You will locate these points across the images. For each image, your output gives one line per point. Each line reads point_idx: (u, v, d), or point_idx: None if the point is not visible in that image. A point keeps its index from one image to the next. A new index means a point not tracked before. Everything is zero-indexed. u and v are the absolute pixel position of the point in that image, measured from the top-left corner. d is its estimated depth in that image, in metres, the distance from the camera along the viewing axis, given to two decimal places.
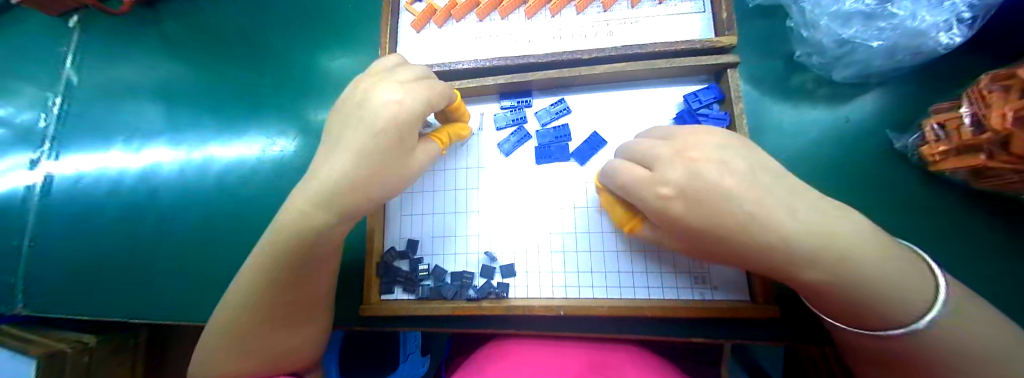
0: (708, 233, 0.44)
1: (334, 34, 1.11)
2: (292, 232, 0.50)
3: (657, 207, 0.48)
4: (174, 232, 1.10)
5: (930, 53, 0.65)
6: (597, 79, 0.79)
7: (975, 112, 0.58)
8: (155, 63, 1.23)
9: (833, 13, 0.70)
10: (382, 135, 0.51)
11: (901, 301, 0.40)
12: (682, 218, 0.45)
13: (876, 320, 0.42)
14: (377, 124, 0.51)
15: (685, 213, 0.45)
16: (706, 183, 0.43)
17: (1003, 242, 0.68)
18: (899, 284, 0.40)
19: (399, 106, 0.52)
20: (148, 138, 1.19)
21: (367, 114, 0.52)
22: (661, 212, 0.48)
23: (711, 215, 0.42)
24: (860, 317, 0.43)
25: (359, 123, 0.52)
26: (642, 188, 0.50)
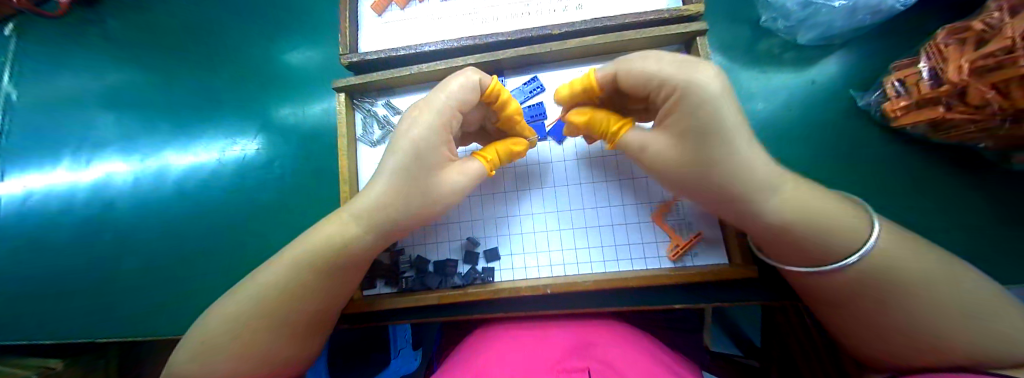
0: (706, 133, 0.42)
1: (296, 29, 1.14)
2: (321, 250, 0.53)
3: (682, 92, 0.43)
4: (140, 240, 1.16)
5: (888, 11, 0.68)
6: (570, 55, 0.70)
7: (933, 66, 0.63)
8: (102, 71, 1.26)
9: None
10: (441, 147, 0.54)
11: (845, 240, 0.43)
12: (708, 102, 0.41)
13: (815, 257, 0.45)
14: (443, 133, 0.53)
15: (718, 96, 0.41)
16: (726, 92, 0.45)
17: (949, 187, 0.75)
18: (834, 219, 0.43)
19: (458, 114, 0.54)
20: (98, 151, 1.23)
21: (427, 119, 0.52)
22: (696, 93, 0.42)
23: (728, 112, 0.42)
24: (798, 255, 0.46)
25: (418, 129, 0.52)
26: (682, 67, 0.43)
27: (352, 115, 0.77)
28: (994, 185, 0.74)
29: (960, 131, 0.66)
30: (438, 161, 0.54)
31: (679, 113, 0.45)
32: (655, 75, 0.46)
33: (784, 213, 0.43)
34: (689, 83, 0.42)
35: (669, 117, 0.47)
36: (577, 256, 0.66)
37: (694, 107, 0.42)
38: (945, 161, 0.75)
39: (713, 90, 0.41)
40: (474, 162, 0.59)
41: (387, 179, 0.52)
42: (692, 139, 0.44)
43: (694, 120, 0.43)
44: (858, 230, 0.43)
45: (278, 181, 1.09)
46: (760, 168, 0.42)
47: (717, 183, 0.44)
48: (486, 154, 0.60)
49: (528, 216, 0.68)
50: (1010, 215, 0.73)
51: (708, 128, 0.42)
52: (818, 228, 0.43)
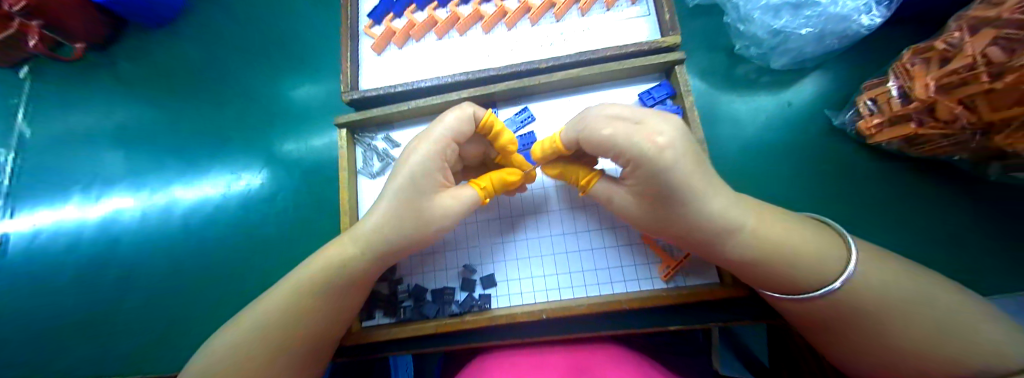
0: (665, 197, 0.46)
1: (300, 67, 1.20)
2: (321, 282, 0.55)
3: (638, 164, 0.46)
4: (145, 274, 1.18)
5: (854, 36, 0.73)
6: (557, 87, 0.75)
7: (901, 85, 0.67)
8: (115, 109, 1.32)
9: (763, 7, 0.73)
10: (437, 173, 0.57)
11: (819, 266, 0.47)
12: (662, 173, 0.44)
13: (794, 285, 0.48)
14: (438, 161, 0.57)
15: (671, 166, 0.43)
16: (687, 144, 0.45)
17: (933, 200, 0.76)
18: (805, 250, 0.47)
19: (453, 144, 0.59)
20: (107, 187, 1.27)
21: (425, 147, 0.56)
22: (649, 165, 0.44)
23: (684, 176, 0.44)
24: (780, 285, 0.49)
25: (417, 156, 0.56)
26: (633, 138, 0.45)
27: (353, 149, 0.81)
28: (979, 197, 0.75)
29: (932, 146, 0.70)
30: (434, 187, 0.57)
31: (639, 179, 0.48)
32: (611, 146, 0.48)
33: (746, 254, 0.48)
34: (642, 156, 0.44)
35: (631, 178, 0.50)
36: (572, 280, 0.67)
37: (650, 177, 0.45)
38: (926, 174, 0.78)
39: (666, 161, 0.43)
40: (467, 189, 0.60)
41: (389, 199, 0.56)
42: (654, 200, 0.48)
43: (653, 186, 0.46)
44: (830, 259, 0.47)
45: (280, 214, 1.12)
46: (723, 213, 0.47)
47: (683, 230, 0.49)
48: (481, 182, 0.62)
49: (523, 241, 0.70)
50: (1000, 226, 0.74)
51: (665, 194, 0.45)
52: (789, 257, 0.47)
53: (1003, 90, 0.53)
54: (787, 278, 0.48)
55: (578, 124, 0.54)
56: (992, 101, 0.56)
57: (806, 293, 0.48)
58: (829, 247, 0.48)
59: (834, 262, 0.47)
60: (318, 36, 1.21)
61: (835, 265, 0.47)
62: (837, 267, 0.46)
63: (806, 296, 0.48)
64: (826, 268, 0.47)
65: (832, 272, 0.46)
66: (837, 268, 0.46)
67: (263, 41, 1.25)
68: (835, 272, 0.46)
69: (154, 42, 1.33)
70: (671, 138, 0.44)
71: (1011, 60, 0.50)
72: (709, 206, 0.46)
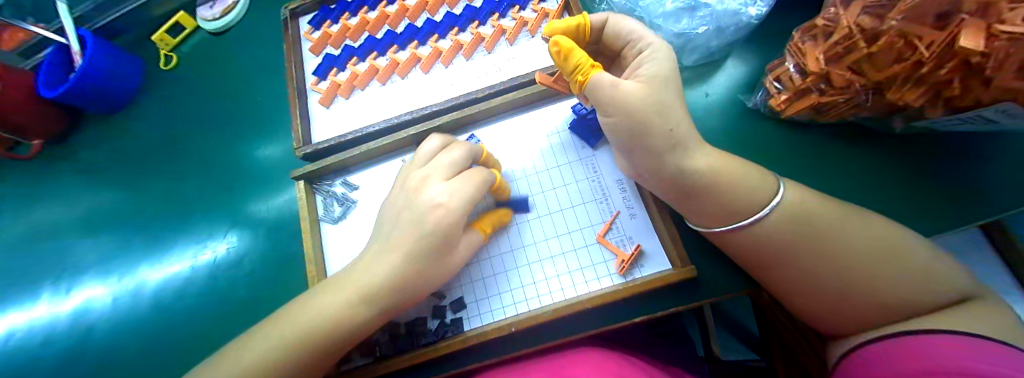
0: (672, 81, 0.57)
1: (258, 129, 1.23)
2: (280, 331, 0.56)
3: (660, 49, 0.60)
4: (119, 362, 1.14)
5: (746, 26, 0.80)
6: (496, 111, 0.80)
7: (797, 63, 0.74)
8: (77, 198, 1.32)
9: (662, 14, 0.81)
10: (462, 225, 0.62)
11: (751, 201, 0.57)
12: (672, 61, 0.59)
13: (738, 215, 0.59)
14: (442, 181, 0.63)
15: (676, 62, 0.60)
16: None
17: (860, 158, 0.82)
18: (745, 184, 0.58)
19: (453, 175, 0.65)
20: (75, 279, 1.25)
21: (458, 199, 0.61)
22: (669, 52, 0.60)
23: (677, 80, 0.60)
24: (727, 215, 0.60)
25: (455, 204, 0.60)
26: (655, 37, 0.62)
27: (312, 199, 0.83)
28: (897, 147, 0.81)
29: (838, 110, 0.75)
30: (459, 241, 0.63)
31: (653, 61, 0.58)
32: (641, 33, 0.62)
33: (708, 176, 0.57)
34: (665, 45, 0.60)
35: (640, 69, 0.59)
36: (538, 289, 0.69)
37: (665, 60, 0.59)
38: (846, 137, 0.84)
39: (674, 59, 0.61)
40: (474, 234, 0.66)
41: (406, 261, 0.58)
42: (659, 80, 0.56)
43: (664, 67, 0.57)
44: (765, 192, 0.58)
45: (254, 276, 1.11)
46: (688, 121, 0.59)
47: (670, 123, 0.55)
48: (483, 224, 0.68)
49: (488, 259, 0.73)
50: (925, 169, 0.79)
51: (673, 80, 0.58)
52: (731, 185, 0.57)
53: (881, 52, 0.59)
54: (733, 207, 0.58)
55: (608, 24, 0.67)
56: (875, 63, 0.61)
57: (747, 219, 0.58)
58: (764, 185, 0.58)
59: (765, 195, 0.57)
60: (273, 97, 1.25)
61: (762, 199, 0.57)
62: (769, 197, 0.57)
63: (743, 223, 0.59)
64: (759, 195, 0.57)
65: (758, 205, 0.57)
66: (766, 200, 0.57)
67: (219, 111, 1.28)
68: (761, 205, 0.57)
69: (112, 127, 1.35)
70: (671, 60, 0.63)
71: (880, 24, 0.57)
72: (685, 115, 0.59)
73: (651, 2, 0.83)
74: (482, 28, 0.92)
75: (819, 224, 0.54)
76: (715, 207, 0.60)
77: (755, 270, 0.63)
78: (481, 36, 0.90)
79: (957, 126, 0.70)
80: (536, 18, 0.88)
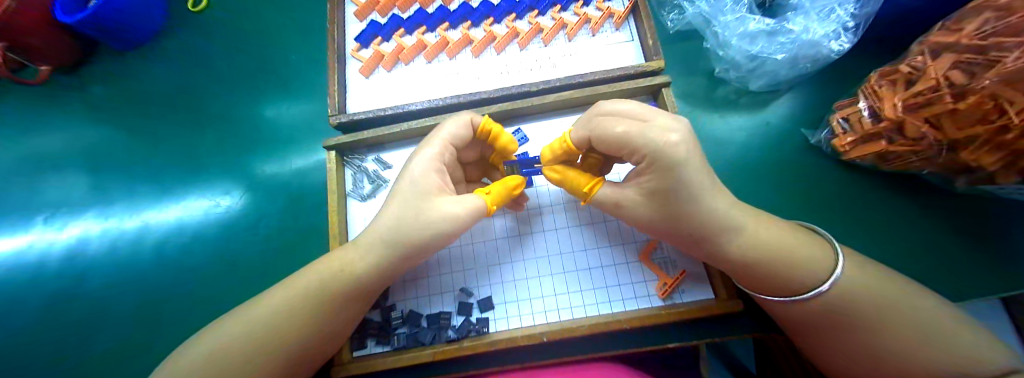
0: (680, 193, 0.48)
1: (284, 87, 1.18)
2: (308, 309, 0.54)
3: (655, 159, 0.48)
4: (113, 304, 1.10)
5: (825, 59, 0.77)
6: (549, 108, 0.76)
7: (871, 106, 0.71)
8: (84, 130, 1.26)
9: (741, 34, 0.78)
10: (431, 173, 0.60)
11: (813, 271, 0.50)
12: (676, 167, 0.47)
13: (785, 287, 0.52)
14: (435, 159, 0.61)
15: (683, 162, 0.46)
16: (690, 140, 0.48)
17: (906, 212, 0.81)
18: (792, 252, 0.51)
19: (451, 148, 0.63)
20: (72, 214, 1.20)
21: (428, 148, 0.61)
22: (668, 159, 0.46)
23: (695, 173, 0.47)
24: (774, 286, 0.53)
25: (424, 150, 0.61)
26: (649, 134, 0.48)
27: (342, 172, 0.79)
28: (944, 205, 0.80)
29: (903, 161, 0.73)
30: (433, 186, 0.59)
31: (653, 176, 0.50)
32: (626, 144, 0.50)
33: (750, 255, 0.51)
34: (662, 151, 0.46)
35: (643, 179, 0.52)
36: (571, 300, 0.67)
37: (667, 172, 0.47)
38: (894, 188, 0.83)
39: (679, 156, 0.46)
40: (472, 196, 0.60)
41: (393, 207, 0.59)
42: (665, 196, 0.50)
43: (666, 184, 0.49)
44: (819, 264, 0.50)
45: (262, 241, 1.08)
46: (720, 206, 0.50)
47: (692, 229, 0.51)
48: (489, 191, 0.61)
49: (522, 263, 0.70)
50: (969, 232, 0.77)
51: (682, 189, 0.48)
52: (786, 257, 0.51)
53: (966, 110, 0.55)
54: (785, 280, 0.51)
55: (589, 126, 0.56)
56: (954, 120, 0.58)
57: (802, 293, 0.50)
58: (822, 259, 0.51)
59: (823, 267, 0.50)
60: (303, 57, 1.20)
61: (827, 265, 0.50)
62: (826, 269, 0.50)
63: (792, 297, 0.52)
64: (816, 267, 0.50)
65: (818, 278, 0.49)
66: (825, 272, 0.49)
67: (245, 62, 1.23)
68: (824, 275, 0.49)
69: (128, 62, 1.29)
70: (682, 136, 0.47)
71: (972, 81, 0.54)
72: (713, 204, 0.49)
73: (732, 19, 0.79)
74: (541, 19, 0.88)
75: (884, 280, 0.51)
76: (764, 277, 0.52)
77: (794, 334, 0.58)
78: (539, 26, 0.86)
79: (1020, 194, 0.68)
80: (600, 17, 0.84)
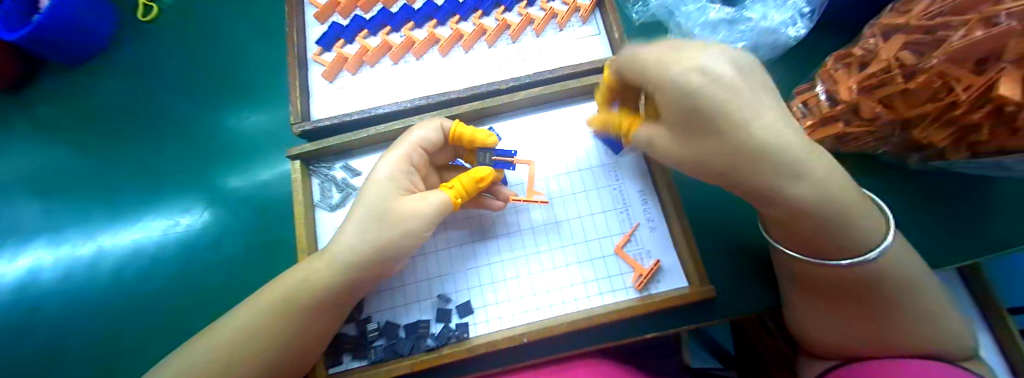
0: (700, 123, 0.41)
1: (246, 96, 1.12)
2: (267, 332, 0.50)
3: (664, 91, 0.44)
4: (68, 340, 1.02)
5: (783, 46, 0.78)
6: (520, 105, 0.75)
7: (828, 89, 0.74)
8: (27, 153, 1.16)
9: (703, 23, 0.80)
10: (399, 173, 0.58)
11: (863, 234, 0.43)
12: (704, 83, 0.39)
13: (833, 250, 0.45)
14: (401, 165, 0.58)
15: (695, 91, 0.40)
16: (739, 66, 0.42)
17: (866, 190, 0.85)
18: (853, 205, 0.41)
19: (419, 150, 0.61)
20: (19, 245, 1.10)
21: (395, 151, 0.58)
22: (678, 87, 0.41)
23: (721, 99, 0.38)
24: (826, 250, 0.45)
25: (390, 152, 0.58)
26: (663, 66, 0.45)
27: (309, 182, 0.75)
28: (899, 182, 0.84)
29: (861, 142, 0.76)
30: (401, 187, 0.57)
31: (670, 101, 0.44)
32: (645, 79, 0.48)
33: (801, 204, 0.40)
34: (669, 81, 0.42)
35: (667, 110, 0.46)
36: (550, 298, 0.66)
37: (684, 88, 0.41)
38: (856, 168, 0.86)
39: (689, 83, 0.40)
40: (435, 192, 0.57)
41: (362, 223, 0.53)
42: (690, 121, 0.42)
43: (689, 103, 0.41)
44: (873, 235, 0.44)
45: (231, 260, 1.02)
46: (773, 137, 0.37)
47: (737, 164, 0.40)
48: (452, 185, 0.59)
49: (499, 264, 0.69)
50: (922, 206, 0.82)
51: (701, 118, 0.41)
52: (846, 209, 0.41)
53: (916, 89, 0.58)
54: (841, 240, 0.43)
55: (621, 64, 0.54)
56: (907, 99, 0.61)
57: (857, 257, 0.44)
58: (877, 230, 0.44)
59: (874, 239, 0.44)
60: (265, 63, 1.14)
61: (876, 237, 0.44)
62: (876, 242, 0.44)
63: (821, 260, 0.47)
64: (867, 239, 0.43)
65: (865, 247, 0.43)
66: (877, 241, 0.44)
67: (201, 71, 1.16)
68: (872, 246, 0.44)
69: (73, 77, 1.20)
70: (721, 57, 0.42)
71: (921, 61, 0.56)
72: (760, 136, 0.37)
73: (693, 9, 0.82)
74: (508, 15, 0.87)
75: None
76: (809, 238, 0.45)
77: (801, 294, 0.57)
78: (506, 23, 0.85)
79: (969, 167, 0.72)
80: (567, 11, 0.83)
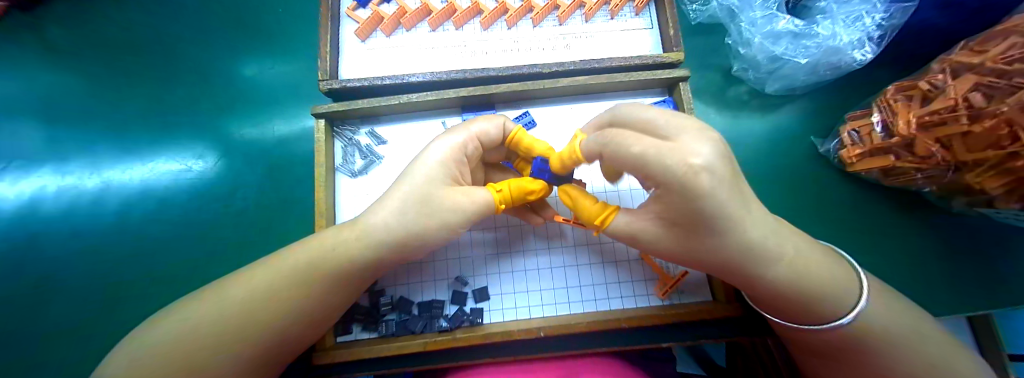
0: (700, 226, 0.38)
1: (268, 42, 1.08)
2: (281, 295, 0.47)
3: (668, 189, 0.36)
4: (67, 273, 1.00)
5: (845, 68, 0.76)
6: (563, 92, 0.71)
7: (884, 119, 0.71)
8: (34, 74, 1.11)
9: (767, 33, 0.75)
10: (449, 159, 0.53)
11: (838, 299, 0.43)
12: (701, 198, 0.34)
13: (816, 318, 0.44)
14: (454, 159, 0.54)
15: (705, 196, 0.33)
16: (726, 167, 0.35)
17: (892, 228, 0.84)
18: (824, 278, 0.43)
19: (475, 142, 0.56)
20: (24, 169, 1.06)
21: (454, 132, 0.55)
22: (679, 190, 0.34)
23: (722, 202, 0.34)
24: (797, 318, 0.46)
25: (446, 138, 0.54)
26: (666, 158, 0.34)
27: (332, 143, 0.72)
28: (925, 221, 0.83)
29: (907, 177, 0.74)
30: (449, 172, 0.53)
31: (671, 201, 0.37)
32: (639, 164, 0.38)
33: (784, 282, 0.41)
34: (678, 184, 0.34)
35: (667, 203, 0.39)
36: (569, 294, 0.65)
37: (685, 202, 0.35)
38: (885, 203, 0.85)
39: (699, 189, 0.33)
40: (481, 191, 0.52)
41: (397, 197, 0.51)
42: (691, 226, 0.39)
43: (693, 212, 0.36)
44: (848, 292, 0.44)
45: (240, 213, 1.00)
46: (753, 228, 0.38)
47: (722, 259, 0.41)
48: (499, 189, 0.54)
49: (522, 253, 0.67)
50: (946, 249, 0.81)
51: (702, 221, 0.37)
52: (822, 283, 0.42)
53: (980, 133, 0.56)
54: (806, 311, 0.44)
55: (600, 139, 0.45)
56: (967, 142, 0.59)
57: (828, 322, 0.44)
58: (846, 284, 0.44)
59: (849, 295, 0.43)
60: (291, 12, 1.09)
61: (849, 298, 0.44)
62: (851, 300, 0.43)
63: (816, 326, 0.45)
64: (842, 298, 0.43)
65: (843, 307, 0.43)
66: (850, 300, 0.43)
67: (225, 11, 1.10)
68: (850, 303, 0.43)
69: (93, 1, 1.15)
70: (710, 159, 0.33)
71: (990, 105, 0.54)
72: (739, 239, 0.38)
73: (760, 16, 0.76)
74: None
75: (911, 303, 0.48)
76: (784, 311, 0.46)
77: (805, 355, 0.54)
78: (556, 2, 0.80)
79: (1010, 219, 0.71)
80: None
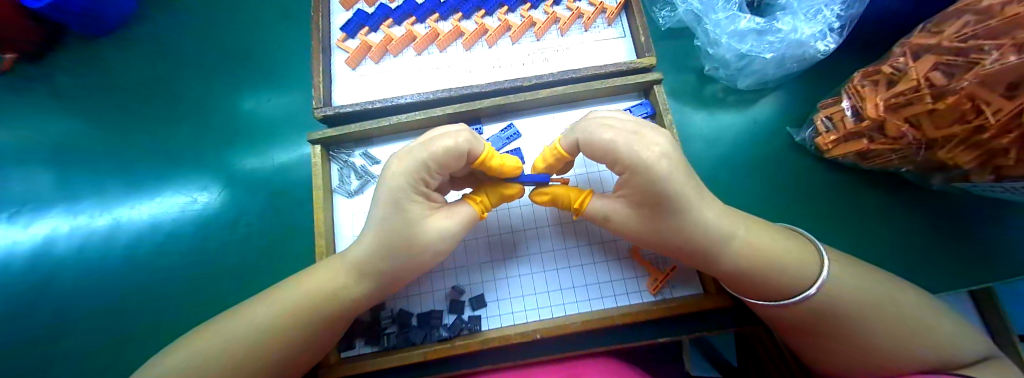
0: (661, 208, 0.45)
1: (264, 76, 1.13)
2: (281, 313, 0.49)
3: (636, 172, 0.44)
4: (79, 310, 1.03)
5: (811, 60, 0.79)
6: (544, 102, 0.75)
7: (854, 104, 0.74)
8: (47, 122, 1.17)
9: (732, 32, 0.79)
10: (407, 202, 0.50)
11: (801, 273, 0.48)
12: (660, 182, 0.42)
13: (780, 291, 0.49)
14: (411, 194, 0.50)
15: (667, 177, 0.42)
16: (678, 156, 0.45)
17: (879, 210, 0.85)
18: (781, 256, 0.48)
19: (434, 173, 0.51)
20: (37, 212, 1.11)
21: (400, 172, 0.48)
22: (648, 173, 0.42)
23: (680, 185, 0.43)
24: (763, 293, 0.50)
25: (392, 180, 0.48)
26: (634, 146, 0.43)
27: (328, 167, 0.76)
28: (910, 202, 0.84)
29: (883, 159, 0.76)
30: (414, 213, 0.51)
31: (637, 186, 0.45)
32: (613, 150, 0.45)
33: (739, 262, 0.48)
34: (641, 165, 0.42)
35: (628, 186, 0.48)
36: (563, 296, 0.67)
37: (649, 186, 0.43)
38: (869, 187, 0.87)
39: (662, 171, 0.42)
40: (464, 206, 0.57)
41: (377, 224, 0.50)
42: (653, 210, 0.46)
43: (652, 195, 0.44)
44: (808, 266, 0.48)
45: (244, 240, 1.03)
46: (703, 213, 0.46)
47: (679, 243, 0.49)
48: (476, 195, 0.59)
49: (515, 259, 0.70)
50: (934, 228, 0.82)
51: (664, 204, 0.44)
52: (775, 263, 0.48)
53: (944, 110, 0.57)
54: (771, 284, 0.48)
55: (575, 133, 0.51)
56: (934, 120, 0.60)
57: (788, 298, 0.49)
58: (802, 264, 0.48)
59: (811, 268, 0.48)
60: (286, 46, 1.15)
61: (812, 270, 0.48)
62: (813, 271, 0.48)
63: (786, 300, 0.49)
64: (804, 274, 0.48)
65: (808, 279, 0.47)
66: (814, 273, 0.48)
67: (224, 50, 1.17)
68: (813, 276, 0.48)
69: (100, 50, 1.22)
70: (667, 149, 0.43)
71: (950, 82, 0.55)
72: (692, 220, 0.46)
73: (723, 17, 0.79)
74: (533, 12, 0.88)
75: (889, 283, 0.49)
76: (754, 288, 0.50)
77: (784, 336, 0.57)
78: (532, 20, 0.85)
79: (991, 192, 0.72)
80: (593, 11, 0.83)
